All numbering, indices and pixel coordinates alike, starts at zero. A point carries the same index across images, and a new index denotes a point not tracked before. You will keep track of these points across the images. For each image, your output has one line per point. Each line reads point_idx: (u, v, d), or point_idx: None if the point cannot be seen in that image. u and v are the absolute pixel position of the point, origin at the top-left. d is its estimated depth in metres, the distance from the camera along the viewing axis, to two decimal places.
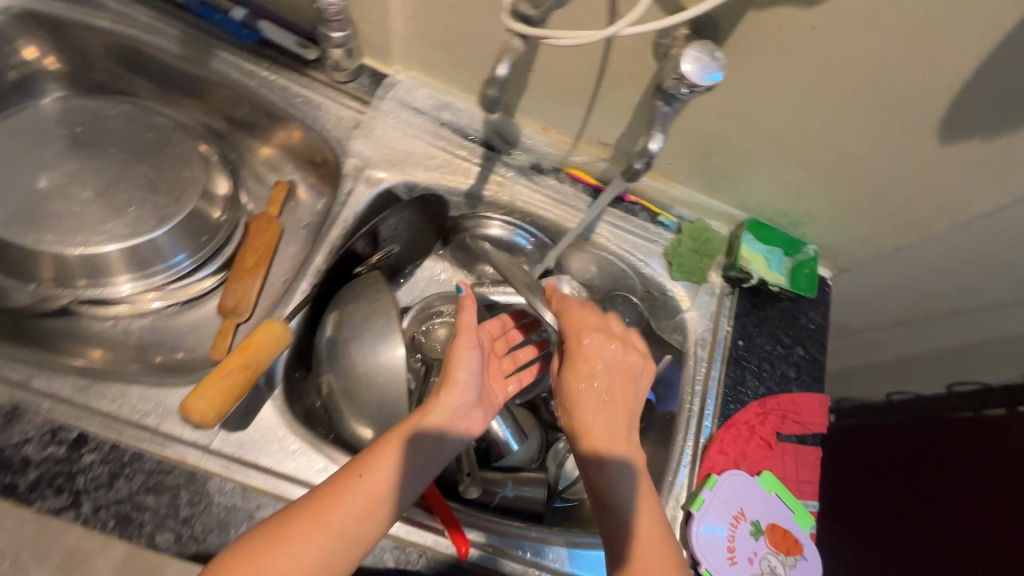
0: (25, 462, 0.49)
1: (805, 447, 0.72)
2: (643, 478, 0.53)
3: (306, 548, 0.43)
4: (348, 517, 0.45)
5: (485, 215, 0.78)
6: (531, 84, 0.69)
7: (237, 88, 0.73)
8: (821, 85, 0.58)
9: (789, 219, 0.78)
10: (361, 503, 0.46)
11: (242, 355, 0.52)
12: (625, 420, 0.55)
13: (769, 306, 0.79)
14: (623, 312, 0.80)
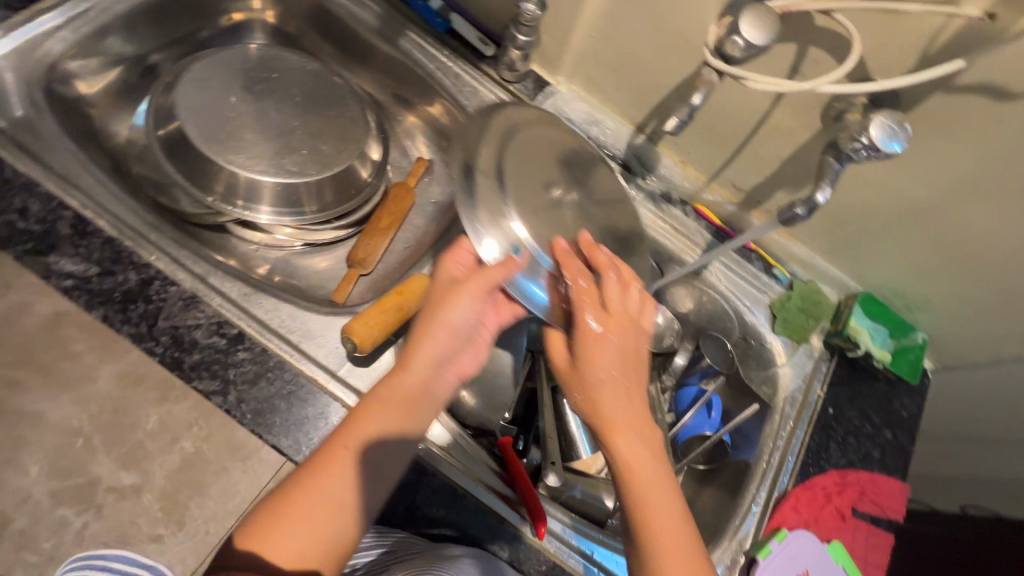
0: (192, 343, 0.56)
1: (878, 530, 0.71)
2: (659, 477, 0.49)
3: (309, 510, 0.45)
4: (339, 486, 0.46)
5: None
6: (695, 128, 0.73)
7: (415, 67, 0.81)
8: (988, 179, 0.60)
9: (905, 302, 0.78)
10: (350, 460, 0.48)
11: (397, 298, 0.60)
12: (636, 417, 0.51)
13: (864, 383, 0.78)
14: (714, 351, 0.80)
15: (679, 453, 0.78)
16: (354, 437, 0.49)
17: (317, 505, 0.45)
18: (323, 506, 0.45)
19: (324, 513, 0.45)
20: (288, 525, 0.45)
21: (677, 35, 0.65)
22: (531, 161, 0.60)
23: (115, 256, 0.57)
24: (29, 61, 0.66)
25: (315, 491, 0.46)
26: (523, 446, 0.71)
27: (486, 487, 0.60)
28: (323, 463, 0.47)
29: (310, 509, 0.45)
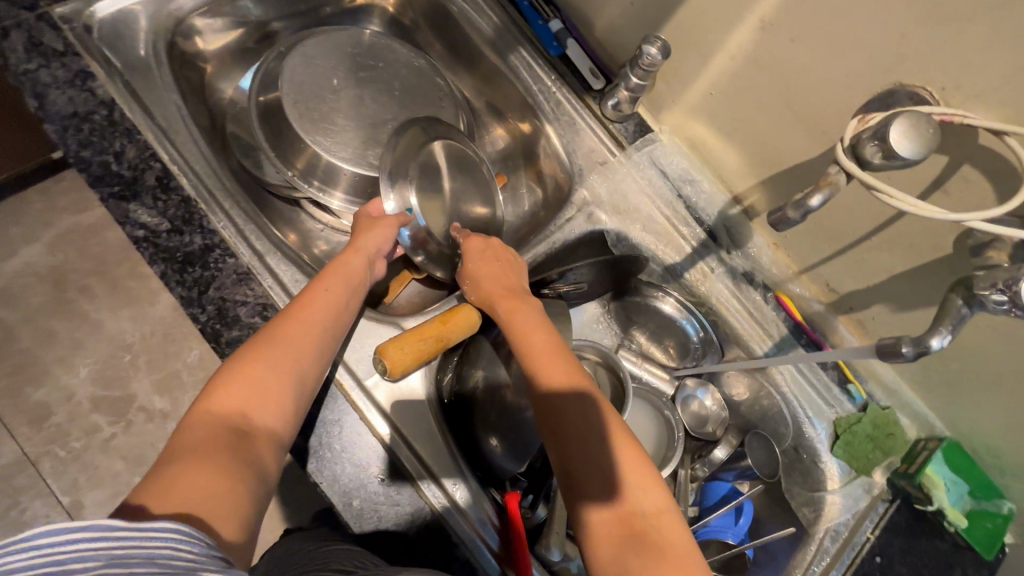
0: (235, 319, 0.56)
1: None
2: (597, 403, 0.54)
3: (275, 367, 0.49)
4: (309, 335, 0.53)
5: (663, 290, 0.76)
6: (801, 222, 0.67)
7: (519, 85, 0.78)
8: None
9: (998, 462, 0.68)
10: (309, 331, 0.53)
11: (442, 327, 0.59)
12: (562, 351, 0.57)
13: (926, 538, 0.69)
14: (756, 451, 0.74)
15: None
16: (316, 314, 0.55)
17: (276, 364, 0.50)
18: (279, 367, 0.50)
19: (281, 374, 0.49)
20: (245, 380, 0.48)
21: (805, 114, 0.59)
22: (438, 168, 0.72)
23: (188, 217, 0.58)
24: (163, 12, 0.70)
25: (269, 353, 0.50)
26: (529, 502, 0.66)
27: (481, 538, 0.57)
28: (283, 330, 0.52)
29: (263, 367, 0.49)
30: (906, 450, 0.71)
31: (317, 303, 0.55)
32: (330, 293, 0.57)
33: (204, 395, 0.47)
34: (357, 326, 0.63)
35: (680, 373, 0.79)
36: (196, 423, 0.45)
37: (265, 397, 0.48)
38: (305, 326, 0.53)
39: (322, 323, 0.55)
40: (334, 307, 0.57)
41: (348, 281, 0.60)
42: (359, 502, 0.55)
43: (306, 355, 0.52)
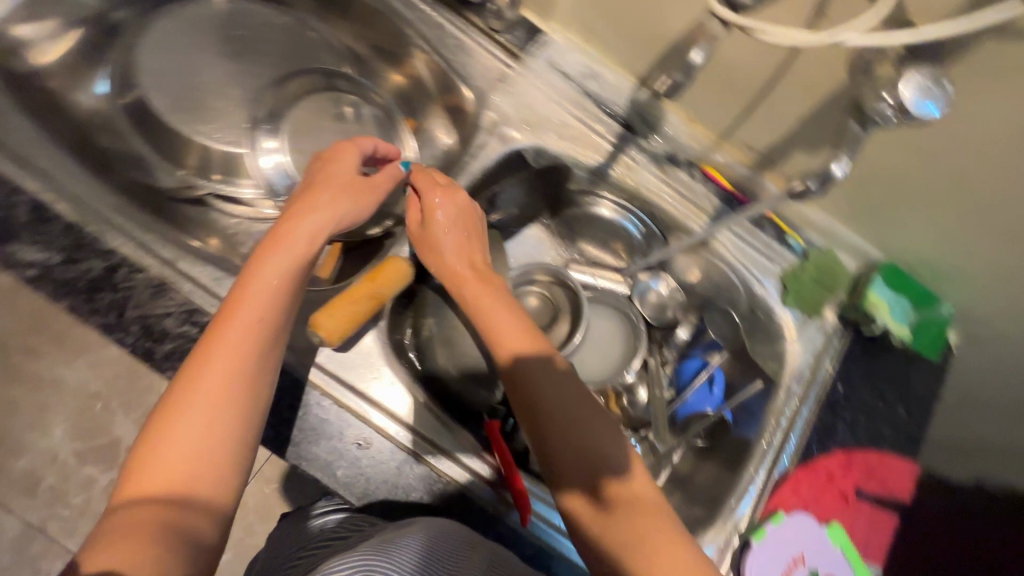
0: (164, 333, 0.54)
1: (881, 511, 0.68)
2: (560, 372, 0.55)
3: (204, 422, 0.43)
4: (240, 373, 0.45)
5: (599, 193, 0.76)
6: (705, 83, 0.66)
7: (393, 17, 0.73)
8: None
9: (931, 272, 0.72)
10: (228, 376, 0.45)
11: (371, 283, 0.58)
12: (523, 322, 0.57)
13: (880, 358, 0.74)
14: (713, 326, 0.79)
15: (679, 428, 0.75)
16: (234, 347, 0.46)
17: (196, 428, 0.43)
18: (200, 433, 0.43)
19: (204, 438, 0.43)
20: (165, 455, 0.42)
21: None
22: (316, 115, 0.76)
23: (78, 243, 0.54)
24: None
25: (188, 416, 0.43)
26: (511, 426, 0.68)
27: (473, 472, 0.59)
28: (196, 381, 0.44)
29: (181, 435, 0.43)
30: (851, 283, 0.75)
31: (231, 336, 0.46)
32: (245, 316, 0.47)
33: (129, 473, 0.42)
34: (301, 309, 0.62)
35: (632, 270, 0.80)
36: (121, 512, 0.40)
37: (188, 470, 0.42)
38: (223, 369, 0.45)
39: (244, 356, 0.46)
40: (254, 330, 0.47)
41: (266, 288, 0.49)
42: (343, 471, 0.55)
43: (230, 403, 0.45)
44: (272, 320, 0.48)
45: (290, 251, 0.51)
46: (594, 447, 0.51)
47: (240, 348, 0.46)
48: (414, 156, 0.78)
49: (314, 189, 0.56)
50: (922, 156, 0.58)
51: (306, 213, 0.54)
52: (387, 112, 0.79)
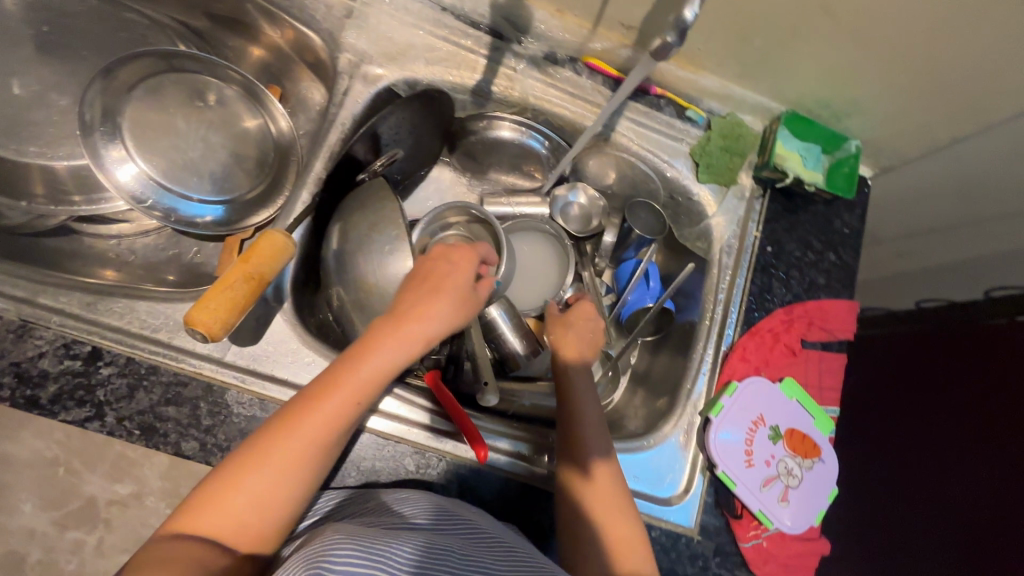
0: (43, 375, 0.50)
1: (829, 353, 0.70)
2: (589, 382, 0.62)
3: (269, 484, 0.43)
4: (303, 453, 0.44)
5: (495, 115, 0.70)
6: None
7: None
8: None
9: (831, 111, 0.71)
10: (308, 454, 0.44)
11: (243, 264, 0.51)
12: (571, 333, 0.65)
13: (801, 210, 0.73)
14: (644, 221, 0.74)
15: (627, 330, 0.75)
16: (324, 425, 0.45)
17: (267, 490, 0.42)
18: (267, 494, 0.42)
19: (271, 499, 0.43)
20: (231, 499, 0.42)
21: None
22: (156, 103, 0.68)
23: None
24: None
25: (263, 474, 0.43)
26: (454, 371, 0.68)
27: (422, 426, 0.59)
28: (275, 444, 0.43)
29: (252, 490, 0.42)
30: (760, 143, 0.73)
31: (320, 412, 0.45)
32: (345, 396, 0.46)
33: (191, 498, 0.42)
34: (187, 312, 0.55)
35: (547, 187, 0.76)
36: (168, 539, 0.40)
37: (249, 523, 0.42)
38: (302, 444, 0.44)
39: (328, 436, 0.45)
40: (352, 413, 0.46)
41: (378, 372, 0.48)
42: None
43: (304, 475, 0.44)
44: (363, 404, 0.47)
45: (402, 347, 0.50)
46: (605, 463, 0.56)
47: (326, 423, 0.45)
48: (289, 127, 0.74)
49: (436, 290, 0.53)
50: None
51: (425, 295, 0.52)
52: (247, 85, 0.72)
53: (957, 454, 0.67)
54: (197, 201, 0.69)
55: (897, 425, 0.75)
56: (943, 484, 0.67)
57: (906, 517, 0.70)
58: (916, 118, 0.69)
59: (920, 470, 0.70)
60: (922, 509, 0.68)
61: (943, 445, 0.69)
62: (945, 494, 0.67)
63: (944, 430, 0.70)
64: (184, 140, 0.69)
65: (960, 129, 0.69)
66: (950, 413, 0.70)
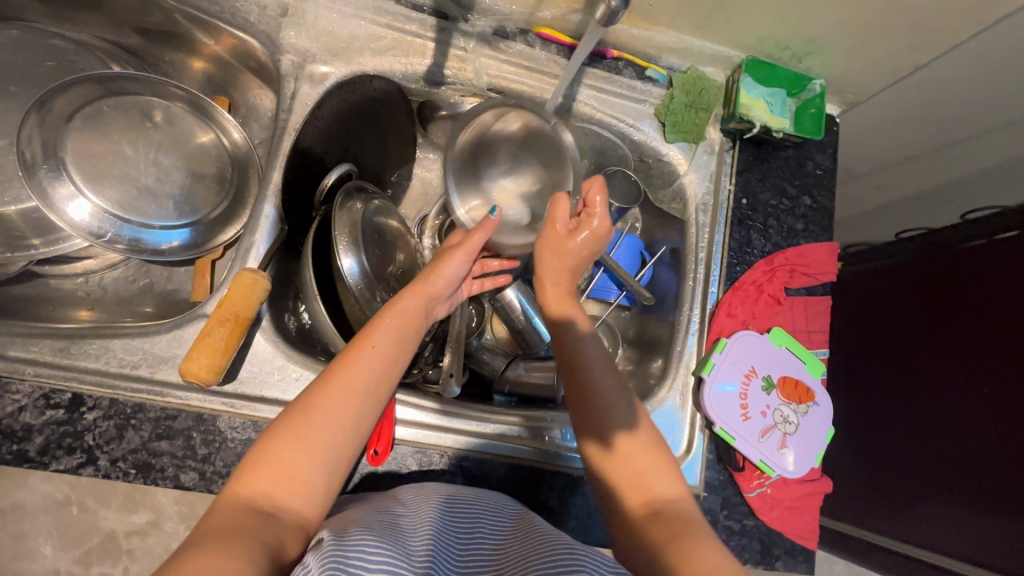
0: (28, 429, 0.49)
1: (814, 298, 0.70)
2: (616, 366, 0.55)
3: (320, 436, 0.43)
4: (347, 404, 0.45)
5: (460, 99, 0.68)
6: None
7: None
8: None
9: (792, 52, 0.69)
10: (345, 407, 0.45)
11: (220, 310, 0.52)
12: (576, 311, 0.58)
13: (773, 157, 0.73)
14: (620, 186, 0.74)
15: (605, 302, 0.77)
16: (357, 377, 0.46)
17: (312, 443, 0.43)
18: (312, 447, 0.43)
19: (316, 452, 0.43)
20: (276, 457, 0.42)
21: None
22: (92, 133, 0.64)
23: None
24: None
25: (304, 429, 0.43)
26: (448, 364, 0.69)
27: (418, 424, 0.59)
28: (315, 400, 0.45)
29: (295, 445, 0.42)
30: (724, 94, 0.72)
31: (350, 368, 0.46)
32: (371, 351, 0.48)
33: (240, 466, 0.42)
34: (163, 344, 0.54)
35: None
36: (230, 504, 0.40)
37: (298, 477, 0.42)
38: (338, 397, 0.45)
39: (362, 388, 0.46)
40: (382, 366, 0.48)
41: (397, 330, 0.50)
42: None
43: (348, 426, 0.45)
44: (391, 361, 0.49)
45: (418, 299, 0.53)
46: (630, 434, 0.51)
47: (358, 375, 0.46)
48: (242, 137, 0.71)
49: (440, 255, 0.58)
50: None
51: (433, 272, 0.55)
52: (193, 100, 0.69)
53: (948, 378, 0.68)
54: (160, 228, 0.67)
55: (889, 355, 0.76)
56: (935, 407, 0.69)
57: (902, 441, 0.72)
58: (878, 47, 0.67)
59: (913, 396, 0.72)
60: (917, 432, 0.70)
61: (935, 371, 0.70)
62: (938, 416, 0.68)
63: (934, 357, 0.70)
64: (134, 168, 0.66)
65: (923, 55, 0.68)
66: (940, 338, 0.70)
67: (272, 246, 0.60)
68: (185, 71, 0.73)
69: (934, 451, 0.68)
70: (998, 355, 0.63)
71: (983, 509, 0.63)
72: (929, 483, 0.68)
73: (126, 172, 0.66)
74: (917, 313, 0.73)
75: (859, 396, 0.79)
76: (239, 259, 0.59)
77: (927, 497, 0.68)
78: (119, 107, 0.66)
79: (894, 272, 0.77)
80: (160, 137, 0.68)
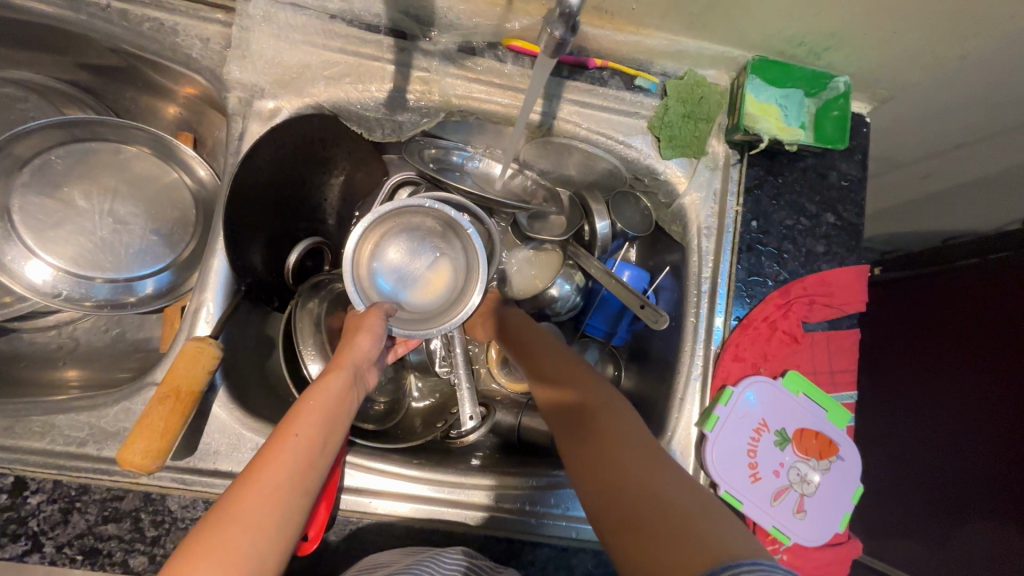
0: None
1: (838, 332, 0.61)
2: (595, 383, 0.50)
3: (236, 546, 0.34)
4: (267, 506, 0.36)
5: (429, 137, 0.66)
6: None
7: (66, 28, 0.57)
8: None
9: (808, 47, 0.59)
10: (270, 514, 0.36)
11: (161, 385, 0.47)
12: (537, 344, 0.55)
13: (788, 170, 0.63)
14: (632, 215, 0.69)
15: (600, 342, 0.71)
16: (283, 475, 0.37)
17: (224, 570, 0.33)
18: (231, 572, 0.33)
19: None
20: None
21: None
22: (42, 185, 0.61)
23: None
24: None
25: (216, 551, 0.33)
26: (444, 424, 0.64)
27: (387, 494, 0.54)
28: (227, 510, 0.35)
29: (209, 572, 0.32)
30: (727, 101, 0.63)
31: (277, 464, 0.38)
32: (295, 443, 0.39)
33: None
34: (111, 419, 0.51)
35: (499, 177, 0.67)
36: None
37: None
38: (259, 504, 0.36)
39: (290, 488, 0.37)
40: (305, 461, 0.39)
41: (325, 415, 0.42)
42: None
43: (273, 537, 0.36)
44: (318, 454, 0.40)
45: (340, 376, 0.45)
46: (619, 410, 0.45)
47: (285, 472, 0.38)
48: (210, 174, 0.67)
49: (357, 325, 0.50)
50: None
51: (357, 344, 0.48)
52: (157, 140, 0.65)
53: (1001, 408, 0.57)
54: (127, 280, 0.64)
55: (931, 377, 0.65)
56: (989, 440, 0.58)
57: (948, 476, 0.61)
58: (915, 37, 0.56)
59: (959, 425, 0.61)
60: (966, 468, 0.59)
61: (988, 397, 0.58)
62: (984, 448, 0.58)
63: (986, 380, 0.59)
64: (90, 221, 0.63)
65: (973, 42, 0.56)
66: (977, 359, 0.60)
67: (226, 305, 0.56)
68: (145, 107, 0.69)
69: (983, 491, 0.58)
70: None
71: None
72: (982, 530, 0.57)
73: (80, 226, 0.63)
74: (966, 328, 0.62)
75: (889, 423, 0.70)
76: (190, 319, 0.55)
77: (987, 539, 0.57)
78: (69, 155, 0.63)
79: (939, 283, 0.66)
80: (115, 186, 0.64)
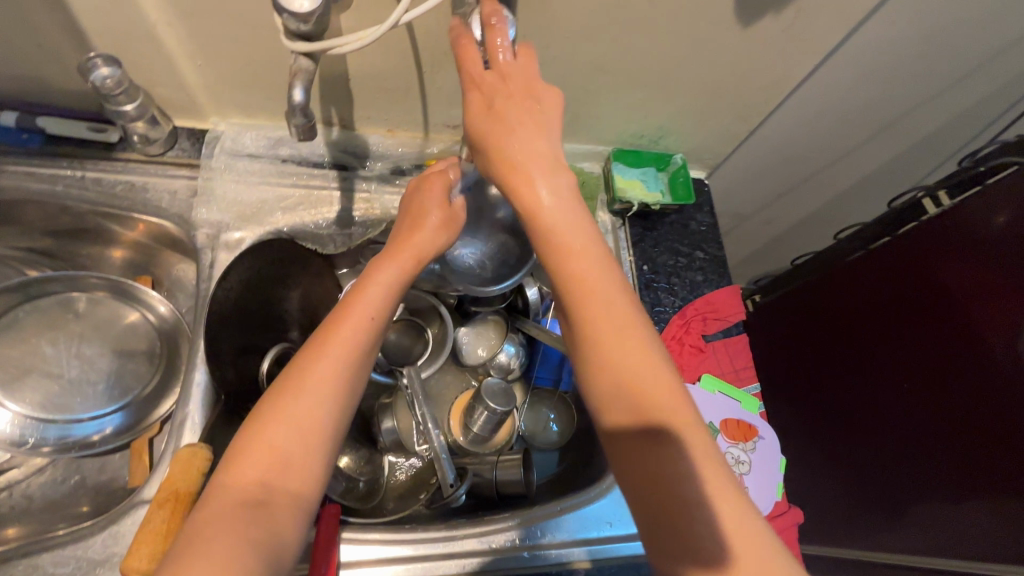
0: None
1: (732, 338, 0.76)
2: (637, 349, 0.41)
3: (309, 410, 0.41)
4: (338, 382, 0.43)
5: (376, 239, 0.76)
6: (358, 97, 0.66)
7: (39, 199, 0.65)
8: (618, 21, 0.59)
9: (648, 138, 0.81)
10: (324, 392, 0.42)
11: (159, 493, 0.50)
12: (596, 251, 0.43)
13: (659, 224, 0.81)
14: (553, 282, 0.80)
15: (549, 395, 0.81)
16: (334, 352, 0.44)
17: (299, 430, 0.41)
18: (301, 431, 0.41)
19: (304, 437, 0.41)
20: (266, 444, 0.40)
21: (265, 32, 0.56)
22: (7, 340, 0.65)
23: None
24: None
25: (291, 416, 0.41)
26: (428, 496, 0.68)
27: (386, 562, 0.58)
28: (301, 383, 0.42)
29: (286, 433, 0.40)
30: (603, 183, 0.82)
31: (328, 349, 0.43)
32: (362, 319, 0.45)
33: (227, 457, 0.40)
34: (99, 546, 0.51)
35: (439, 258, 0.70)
36: (214, 502, 0.38)
37: (290, 466, 0.40)
38: (329, 380, 0.43)
39: (348, 360, 0.44)
40: (364, 339, 0.45)
41: (382, 296, 0.47)
42: None
43: (338, 407, 0.43)
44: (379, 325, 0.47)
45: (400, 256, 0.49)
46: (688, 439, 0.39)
47: (343, 349, 0.44)
48: (169, 309, 0.72)
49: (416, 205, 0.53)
50: (563, 65, 0.64)
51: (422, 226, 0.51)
52: (114, 286, 0.71)
53: (898, 385, 0.72)
54: (90, 419, 0.66)
55: (838, 371, 0.81)
56: (909, 385, 0.71)
57: (908, 427, 0.70)
58: (716, 124, 0.79)
59: (876, 406, 0.75)
60: (908, 416, 0.70)
61: (891, 379, 0.73)
62: (896, 419, 0.72)
63: (895, 340, 0.73)
64: (56, 366, 0.66)
65: (753, 122, 0.80)
66: (869, 351, 0.76)
67: (207, 414, 0.62)
68: (102, 259, 0.75)
69: (904, 455, 0.71)
70: (926, 350, 0.69)
71: (964, 493, 0.64)
72: (909, 488, 0.70)
73: (45, 375, 0.66)
74: (859, 308, 0.78)
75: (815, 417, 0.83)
76: (174, 432, 0.61)
77: (920, 497, 0.69)
78: (34, 310, 0.68)
79: (867, 269, 0.77)
80: (80, 330, 0.69)
